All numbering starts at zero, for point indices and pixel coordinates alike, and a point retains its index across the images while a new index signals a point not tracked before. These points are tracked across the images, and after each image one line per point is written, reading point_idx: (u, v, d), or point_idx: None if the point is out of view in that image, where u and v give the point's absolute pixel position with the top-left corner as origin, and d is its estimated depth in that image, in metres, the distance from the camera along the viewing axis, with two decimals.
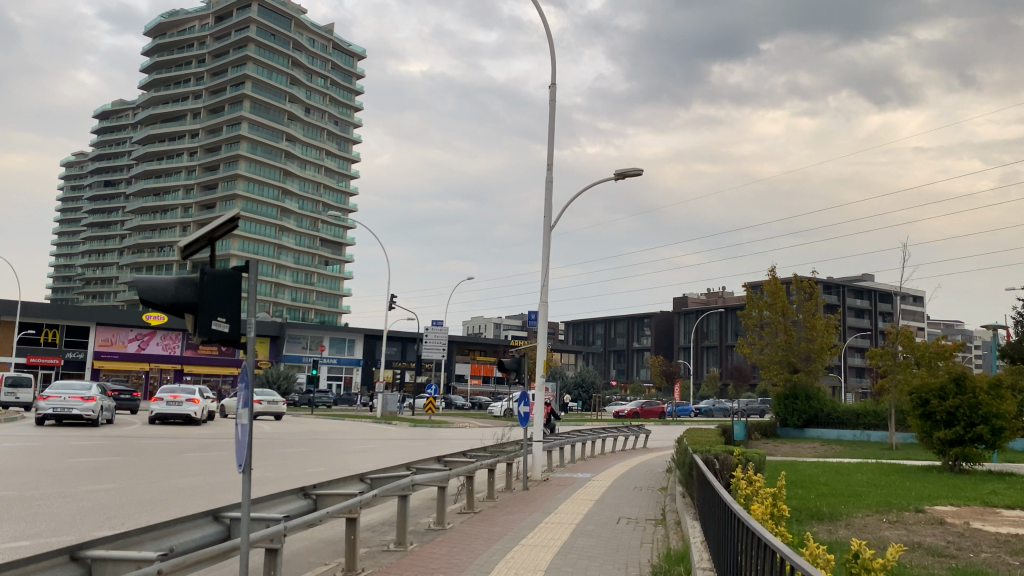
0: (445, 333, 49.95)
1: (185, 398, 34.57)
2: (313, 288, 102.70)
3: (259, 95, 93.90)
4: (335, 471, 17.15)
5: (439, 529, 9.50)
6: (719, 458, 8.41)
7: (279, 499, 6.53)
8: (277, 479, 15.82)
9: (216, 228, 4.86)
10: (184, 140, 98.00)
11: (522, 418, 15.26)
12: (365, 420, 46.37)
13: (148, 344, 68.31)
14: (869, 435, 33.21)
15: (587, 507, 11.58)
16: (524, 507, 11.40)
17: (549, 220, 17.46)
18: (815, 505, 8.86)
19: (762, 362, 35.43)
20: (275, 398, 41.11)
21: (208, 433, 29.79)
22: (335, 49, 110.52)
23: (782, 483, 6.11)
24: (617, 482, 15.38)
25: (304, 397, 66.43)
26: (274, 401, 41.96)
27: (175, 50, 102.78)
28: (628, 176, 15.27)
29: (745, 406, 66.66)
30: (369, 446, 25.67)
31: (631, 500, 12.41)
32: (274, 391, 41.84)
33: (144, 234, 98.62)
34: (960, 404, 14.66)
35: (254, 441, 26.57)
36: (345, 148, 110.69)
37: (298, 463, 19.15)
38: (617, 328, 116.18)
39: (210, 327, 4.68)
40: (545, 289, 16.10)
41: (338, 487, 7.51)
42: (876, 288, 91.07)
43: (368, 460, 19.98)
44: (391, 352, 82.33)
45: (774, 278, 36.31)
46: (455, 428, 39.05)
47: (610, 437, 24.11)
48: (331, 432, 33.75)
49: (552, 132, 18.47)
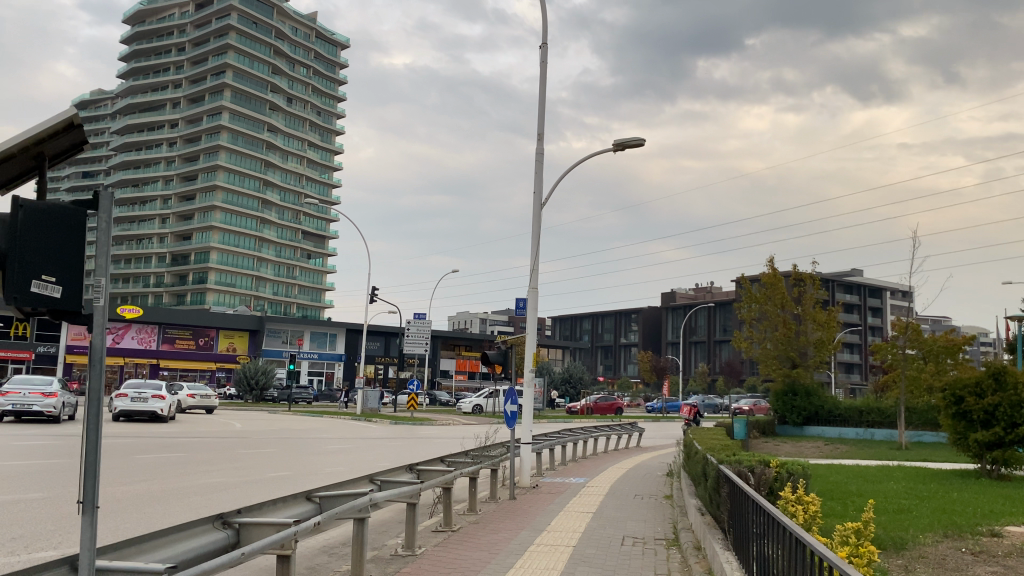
0: (428, 327, 48.11)
1: (150, 394, 33.04)
2: (295, 281, 100.66)
3: (241, 85, 91.81)
4: (301, 475, 15.39)
5: (407, 555, 7.84)
6: (754, 470, 6.76)
7: (178, 534, 4.80)
8: (234, 485, 14.02)
9: (44, 137, 3.21)
10: (164, 131, 95.95)
11: (508, 417, 13.59)
12: (345, 416, 44.77)
13: (122, 338, 65.55)
14: (872, 433, 31.66)
15: (583, 521, 9.98)
16: (511, 523, 9.78)
17: (539, 198, 15.90)
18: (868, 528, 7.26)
19: (762, 357, 34.10)
20: (207, 391, 40.18)
21: (172, 431, 27.96)
22: (317, 39, 108.49)
23: (870, 510, 4.45)
24: (614, 488, 13.74)
25: (284, 393, 64.59)
26: (207, 395, 41.16)
27: (154, 38, 100.56)
28: (628, 147, 13.63)
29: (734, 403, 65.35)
30: (345, 445, 23.93)
31: (634, 512, 10.84)
32: (206, 386, 40.86)
33: (123, 225, 97.38)
34: (1000, 402, 13.15)
35: (222, 440, 24.87)
36: (328, 139, 109.02)
37: (259, 466, 17.33)
38: (603, 323, 114.90)
39: (28, 290, 3.00)
40: (536, 273, 14.43)
41: (272, 512, 5.81)
42: (865, 283, 89.92)
43: (340, 461, 18.15)
44: (374, 347, 80.43)
45: (773, 269, 34.94)
46: (437, 426, 37.30)
47: (605, 435, 22.41)
48: (306, 430, 31.91)
49: (543, 108, 16.94)
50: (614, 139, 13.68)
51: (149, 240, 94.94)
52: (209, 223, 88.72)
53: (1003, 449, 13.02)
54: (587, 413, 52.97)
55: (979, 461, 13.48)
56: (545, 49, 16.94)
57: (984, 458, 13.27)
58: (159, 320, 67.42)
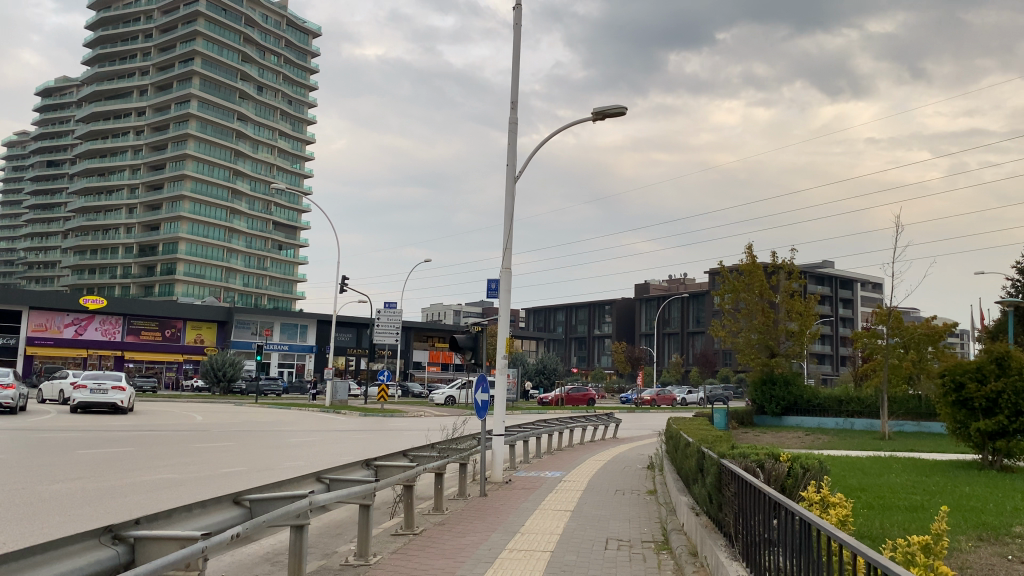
0: (399, 317, 46.88)
1: (110, 385, 31.63)
2: (266, 272, 98.94)
3: (210, 73, 89.42)
4: (256, 471, 14.35)
5: (360, 565, 6.78)
6: (763, 465, 5.81)
7: (62, 551, 3.74)
8: (181, 482, 12.92)
9: None
10: (131, 119, 93.72)
11: (479, 407, 12.52)
12: (313, 408, 43.59)
13: (85, 330, 63.98)
14: (852, 423, 31.06)
15: (561, 521, 9.03)
16: (481, 524, 8.78)
17: (514, 170, 14.98)
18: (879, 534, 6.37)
19: (740, 347, 33.31)
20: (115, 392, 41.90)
21: (129, 424, 26.60)
22: (288, 26, 106.81)
23: (945, 513, 3.51)
24: (593, 483, 12.76)
25: (251, 385, 63.13)
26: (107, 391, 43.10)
27: (120, 25, 98.16)
28: (608, 116, 12.60)
29: (690, 392, 65.17)
30: (310, 438, 22.74)
31: (617, 510, 9.89)
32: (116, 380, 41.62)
33: (90, 216, 95.18)
34: (1003, 389, 12.40)
35: (182, 434, 23.61)
36: (299, 128, 107.33)
37: (214, 461, 16.20)
38: (578, 314, 114.14)
39: None
40: (508, 252, 13.35)
41: (183, 520, 4.75)
42: (837, 274, 90.03)
43: (302, 456, 17.11)
44: (344, 339, 78.96)
45: (751, 257, 34.17)
46: (408, 417, 36.13)
47: (581, 426, 21.50)
48: (273, 423, 30.66)
49: (516, 77, 15.89)
50: (593, 106, 12.64)
51: (116, 231, 92.63)
52: (177, 212, 86.30)
53: (1007, 437, 12.26)
54: (560, 405, 52.12)
55: (979, 451, 12.74)
56: (519, 15, 15.70)
57: (986, 448, 12.51)
58: (123, 311, 65.69)
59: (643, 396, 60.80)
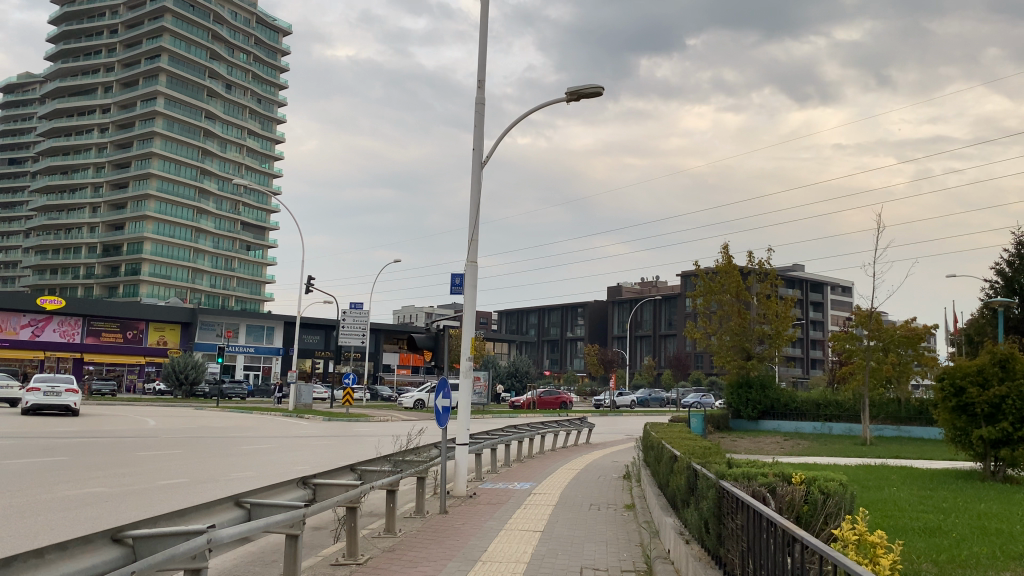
0: (365, 318, 45.56)
1: (64, 387, 30.02)
2: (234, 274, 96.81)
3: (177, 70, 86.75)
4: (197, 484, 13.12)
5: None
6: (775, 489, 4.76)
7: None
8: (111, 497, 11.65)
9: None
10: (95, 116, 91.21)
11: (439, 415, 11.35)
12: (276, 412, 42.07)
13: (42, 331, 61.76)
14: (830, 427, 30.32)
15: (527, 545, 7.93)
16: (438, 550, 7.64)
17: (481, 155, 13.97)
18: (904, 569, 5.34)
19: (716, 349, 32.43)
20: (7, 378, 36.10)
21: (75, 429, 25.10)
22: (257, 24, 105.24)
23: None
24: (565, 496, 11.68)
25: (214, 388, 61.23)
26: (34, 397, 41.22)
27: (84, 20, 95.62)
28: (583, 95, 11.53)
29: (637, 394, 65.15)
30: (268, 445, 21.50)
31: (592, 532, 8.78)
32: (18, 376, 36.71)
33: (51, 215, 92.49)
34: (1007, 393, 11.64)
35: (131, 441, 22.23)
36: (268, 127, 105.67)
37: (156, 471, 14.93)
38: (550, 316, 113.16)
39: None
40: (474, 245, 12.21)
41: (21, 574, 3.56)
42: (808, 278, 89.99)
43: (253, 465, 15.90)
44: (312, 340, 77.26)
45: (727, 257, 33.38)
46: (374, 423, 34.74)
47: (554, 433, 20.40)
48: (231, 427, 29.27)
49: (482, 59, 14.88)
50: (567, 86, 11.57)
51: (79, 230, 89.95)
52: (143, 212, 83.66)
53: (1010, 444, 11.52)
54: (531, 407, 51.02)
55: (981, 460, 11.97)
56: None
57: (988, 456, 11.77)
58: (83, 312, 63.55)
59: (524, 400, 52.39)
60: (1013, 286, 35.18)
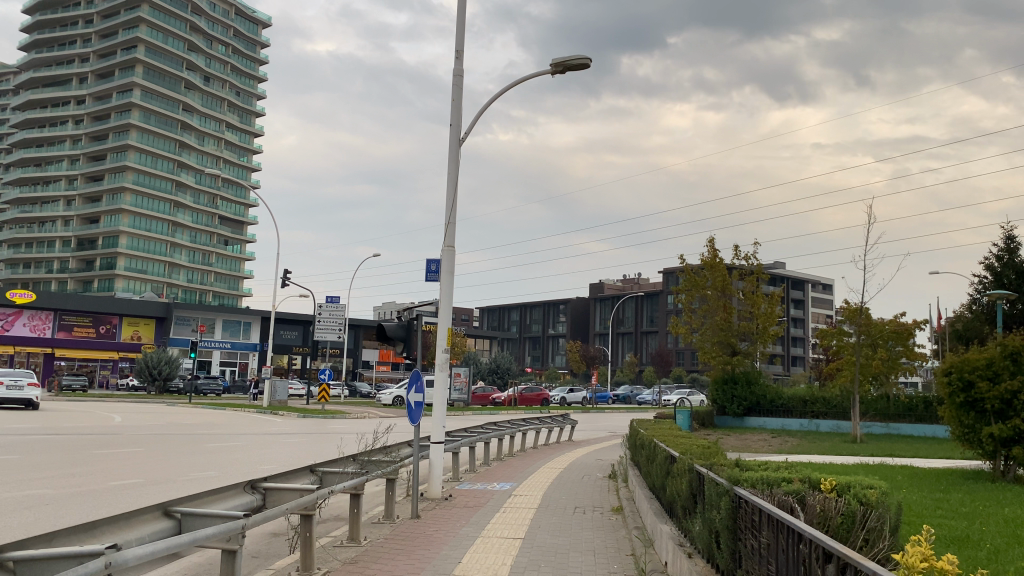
0: (342, 312, 44.58)
1: (26, 382, 28.88)
2: (211, 268, 95.15)
3: (154, 61, 84.56)
4: (152, 485, 12.19)
5: None
6: (804, 499, 3.96)
7: None
8: (51, 500, 10.68)
9: None
10: (70, 108, 89.14)
11: (411, 411, 10.50)
12: (249, 408, 40.89)
13: (12, 325, 60.05)
14: (817, 424, 29.81)
15: (506, 556, 7.07)
16: (406, 560, 6.81)
17: (459, 133, 13.18)
18: None
19: (700, 345, 31.78)
20: None
21: (34, 426, 23.93)
22: (236, 16, 103.76)
23: None
24: (546, 497, 10.89)
25: (188, 384, 59.88)
26: None
27: (58, 10, 93.52)
28: (569, 67, 10.71)
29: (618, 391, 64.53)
30: (234, 443, 20.51)
31: (576, 539, 7.98)
32: None
33: (24, 208, 90.31)
34: (1018, 388, 11.08)
35: (90, 438, 21.16)
36: (247, 120, 104.21)
37: (109, 471, 13.94)
38: (532, 313, 112.53)
39: None
40: (450, 227, 11.35)
41: None
42: (790, 275, 89.92)
43: (214, 465, 14.97)
44: (290, 336, 76.01)
45: (713, 251, 32.69)
46: (349, 420, 33.72)
47: (535, 429, 19.63)
48: (200, 424, 28.23)
49: (459, 33, 14.03)
50: (552, 57, 10.74)
51: (52, 223, 87.70)
52: (118, 205, 81.49)
53: (1021, 442, 10.93)
54: (511, 404, 50.32)
55: (990, 459, 11.40)
56: None
57: (996, 454, 11.21)
58: (54, 306, 61.84)
59: (504, 397, 51.57)
60: (1002, 281, 34.94)
